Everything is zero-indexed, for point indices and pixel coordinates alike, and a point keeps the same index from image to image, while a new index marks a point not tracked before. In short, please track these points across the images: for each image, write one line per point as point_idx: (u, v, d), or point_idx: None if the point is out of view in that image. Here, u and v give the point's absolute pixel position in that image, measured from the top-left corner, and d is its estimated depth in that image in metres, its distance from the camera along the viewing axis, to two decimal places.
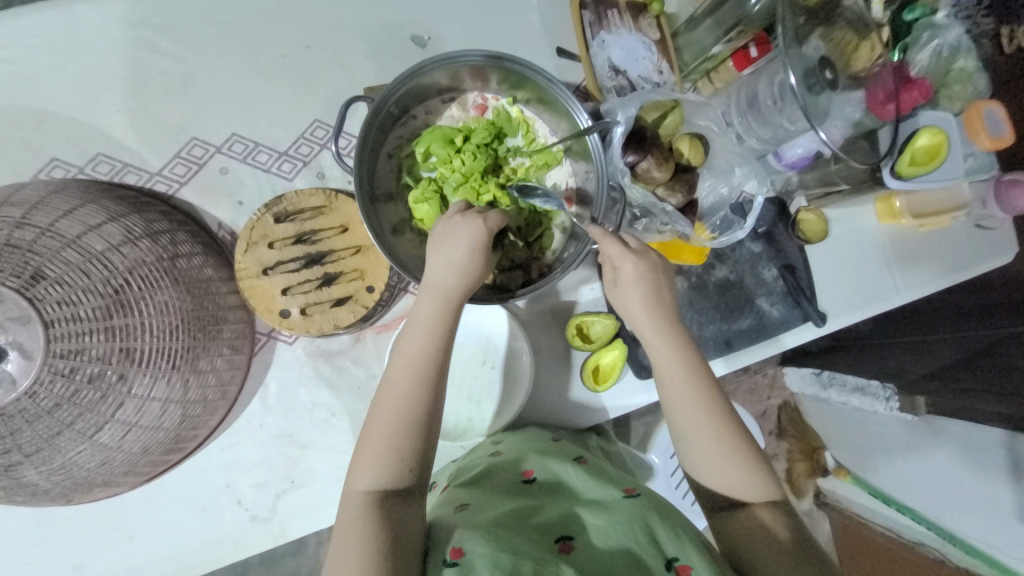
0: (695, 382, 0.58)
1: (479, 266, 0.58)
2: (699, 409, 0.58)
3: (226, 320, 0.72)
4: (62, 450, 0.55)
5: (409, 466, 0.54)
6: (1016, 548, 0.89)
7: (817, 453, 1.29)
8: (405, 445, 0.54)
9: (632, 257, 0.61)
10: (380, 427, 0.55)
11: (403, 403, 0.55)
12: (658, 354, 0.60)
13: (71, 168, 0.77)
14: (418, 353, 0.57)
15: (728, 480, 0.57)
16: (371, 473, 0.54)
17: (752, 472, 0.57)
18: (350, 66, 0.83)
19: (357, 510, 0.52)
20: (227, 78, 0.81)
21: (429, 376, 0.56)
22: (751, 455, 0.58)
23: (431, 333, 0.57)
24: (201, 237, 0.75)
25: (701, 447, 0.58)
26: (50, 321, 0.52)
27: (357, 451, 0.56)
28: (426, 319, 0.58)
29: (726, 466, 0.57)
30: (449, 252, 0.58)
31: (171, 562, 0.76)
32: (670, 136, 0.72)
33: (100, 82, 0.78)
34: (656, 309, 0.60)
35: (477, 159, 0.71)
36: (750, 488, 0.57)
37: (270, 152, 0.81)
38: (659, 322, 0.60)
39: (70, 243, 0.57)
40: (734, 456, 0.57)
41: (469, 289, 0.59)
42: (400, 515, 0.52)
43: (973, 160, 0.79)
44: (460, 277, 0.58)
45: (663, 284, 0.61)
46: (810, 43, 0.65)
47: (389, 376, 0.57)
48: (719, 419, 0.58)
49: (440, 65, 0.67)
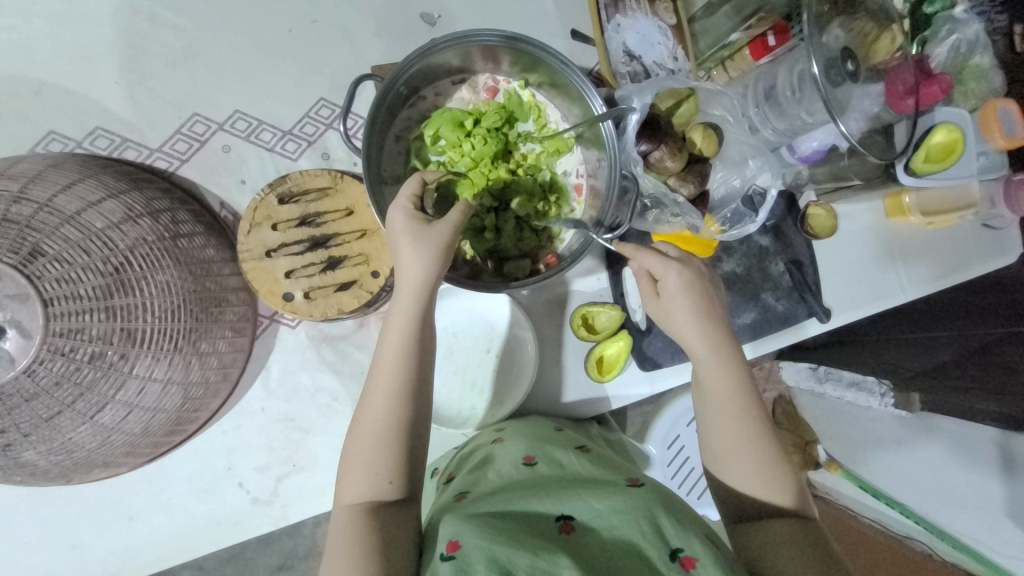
0: (737, 395, 0.58)
1: (430, 244, 0.56)
2: (736, 421, 0.58)
3: (228, 301, 0.70)
4: (61, 430, 0.55)
5: (389, 479, 0.54)
6: (1005, 544, 0.98)
7: (809, 446, 1.18)
8: (389, 455, 0.54)
9: (675, 267, 0.61)
10: (364, 440, 0.54)
11: (384, 413, 0.55)
12: (701, 360, 0.60)
13: (68, 142, 0.75)
14: (394, 361, 0.56)
15: (753, 487, 0.57)
16: (360, 487, 0.53)
17: (779, 479, 0.57)
18: (357, 43, 0.80)
19: (347, 522, 0.52)
20: (230, 53, 0.78)
21: (408, 378, 0.56)
22: (782, 465, 0.58)
23: (404, 334, 0.56)
24: (203, 217, 0.74)
25: (727, 449, 0.58)
26: (49, 299, 0.51)
27: (344, 467, 0.56)
28: (403, 320, 0.57)
29: (756, 474, 0.57)
30: (404, 242, 0.57)
31: (172, 543, 0.76)
32: (684, 125, 0.71)
33: (100, 53, 0.76)
34: (704, 317, 0.60)
35: (487, 144, 0.70)
36: (776, 495, 0.57)
37: (274, 131, 0.79)
38: (715, 339, 0.60)
39: (68, 220, 0.56)
40: (762, 463, 0.57)
41: (434, 279, 0.57)
42: (391, 518, 0.52)
43: (985, 159, 0.77)
44: (422, 266, 0.56)
45: (712, 296, 0.61)
46: (830, 32, 0.63)
47: (370, 389, 0.56)
48: (740, 411, 0.58)
49: (452, 44, 0.65)
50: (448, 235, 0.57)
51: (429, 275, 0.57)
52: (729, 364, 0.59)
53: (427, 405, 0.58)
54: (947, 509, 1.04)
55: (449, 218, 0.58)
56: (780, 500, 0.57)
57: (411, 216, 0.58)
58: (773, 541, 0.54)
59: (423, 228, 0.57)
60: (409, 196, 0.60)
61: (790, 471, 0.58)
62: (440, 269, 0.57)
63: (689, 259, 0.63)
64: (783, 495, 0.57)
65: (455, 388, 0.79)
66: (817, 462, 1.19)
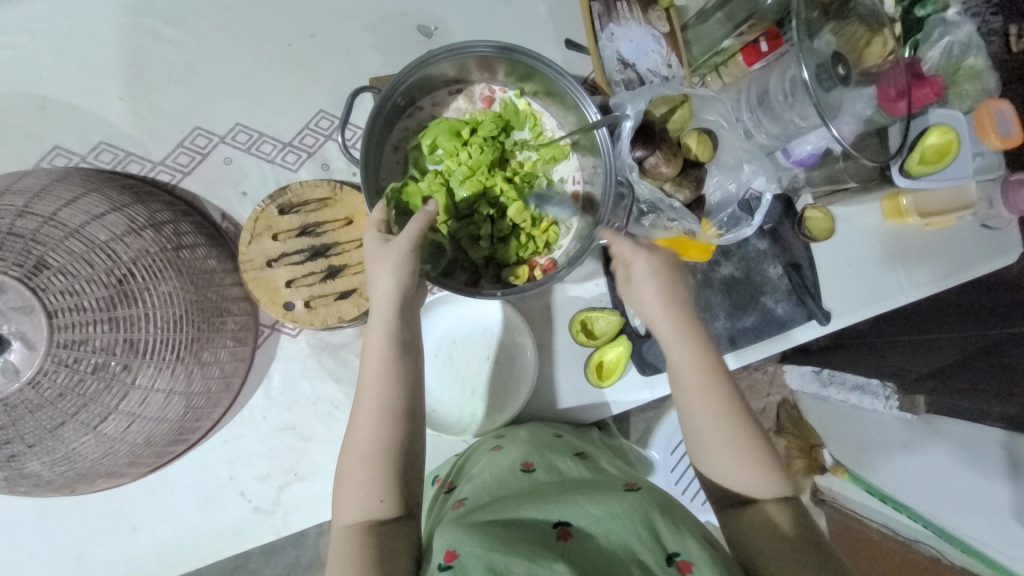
0: (720, 391, 0.58)
1: (395, 261, 0.57)
2: (710, 405, 0.58)
3: (230, 311, 0.71)
4: (65, 441, 0.55)
5: (381, 496, 0.54)
6: (1015, 547, 0.94)
7: (816, 450, 1.25)
8: (380, 474, 0.54)
9: (644, 252, 0.63)
10: (353, 459, 0.55)
11: (372, 433, 0.55)
12: (670, 345, 0.61)
13: (72, 156, 0.76)
14: (377, 381, 0.56)
15: (733, 472, 0.57)
16: (354, 505, 0.54)
17: (767, 470, 0.57)
18: (356, 55, 0.82)
19: (346, 543, 0.52)
20: (230, 66, 0.80)
21: (394, 394, 0.56)
22: (763, 450, 0.58)
23: (382, 350, 0.57)
24: (205, 228, 0.75)
25: (717, 447, 0.57)
26: (54, 311, 0.52)
27: (339, 487, 0.56)
28: (379, 336, 0.58)
29: (736, 459, 0.57)
30: (370, 259, 0.59)
31: (174, 553, 0.76)
32: (678, 131, 0.72)
33: (103, 70, 0.77)
34: (669, 301, 0.62)
35: (484, 152, 0.71)
36: (757, 480, 0.56)
37: (275, 143, 0.81)
38: (685, 324, 0.61)
39: (72, 233, 0.57)
40: (742, 447, 0.57)
41: (405, 291, 0.58)
42: (388, 534, 0.53)
43: (982, 159, 0.78)
44: (393, 282, 0.58)
45: (678, 279, 0.63)
46: (821, 38, 0.64)
47: (357, 411, 0.57)
48: (728, 407, 0.58)
49: (448, 55, 0.66)
50: (408, 249, 0.58)
51: (403, 290, 0.58)
52: (699, 355, 0.59)
53: (417, 422, 0.58)
54: (953, 512, 1.02)
55: (409, 229, 0.58)
56: (762, 487, 0.56)
57: (377, 236, 0.60)
58: (773, 540, 0.54)
59: (386, 246, 0.58)
60: (377, 222, 0.61)
61: (772, 457, 0.58)
62: (411, 284, 0.58)
63: (659, 246, 0.65)
64: (762, 480, 0.56)
65: (456, 394, 0.79)
66: (823, 467, 1.25)
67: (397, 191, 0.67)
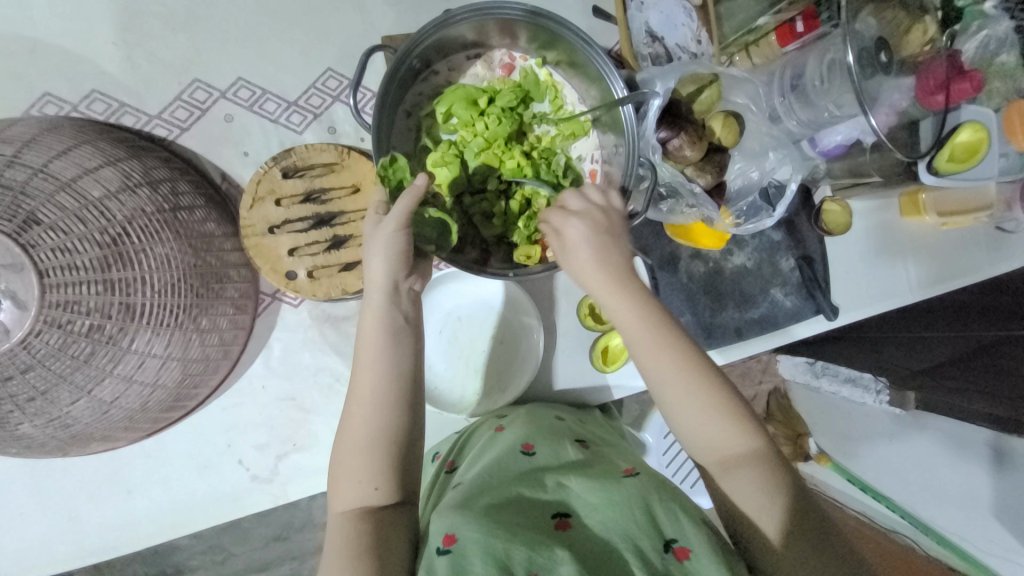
0: (663, 336, 0.55)
1: (383, 243, 0.56)
2: (662, 362, 0.55)
3: (230, 277, 0.68)
4: (57, 403, 0.53)
5: (376, 484, 0.53)
6: (989, 543, 0.95)
7: (801, 439, 1.23)
8: (374, 465, 0.54)
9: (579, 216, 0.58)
10: (348, 447, 0.55)
11: (364, 424, 0.55)
12: (619, 319, 0.57)
13: (63, 104, 0.72)
14: (371, 369, 0.56)
15: (706, 430, 0.55)
16: (350, 491, 0.53)
17: (731, 416, 0.55)
18: (367, 10, 0.77)
19: (342, 528, 0.51)
20: (232, 14, 0.74)
21: (388, 385, 0.55)
22: (725, 399, 0.55)
23: (376, 337, 0.56)
24: (204, 188, 0.71)
25: (676, 401, 0.55)
26: (45, 270, 0.49)
27: (335, 473, 0.55)
28: (374, 325, 0.56)
29: (700, 413, 0.55)
30: (365, 247, 0.57)
31: (170, 517, 0.76)
32: (704, 112, 0.69)
33: (95, 11, 0.72)
34: (609, 273, 0.57)
35: (502, 124, 0.67)
36: (728, 430, 0.55)
37: (279, 101, 0.76)
38: (630, 289, 0.57)
39: (65, 187, 0.54)
40: (701, 402, 0.54)
41: (396, 276, 0.57)
42: (382, 521, 0.52)
43: (1005, 160, 0.73)
44: (384, 265, 0.56)
45: (617, 238, 0.59)
46: (864, 20, 0.61)
47: (350, 401, 0.56)
48: (675, 356, 0.55)
49: (470, 15, 0.62)
50: (395, 228, 0.55)
51: (395, 273, 0.56)
52: (640, 307, 0.56)
53: (416, 411, 0.57)
54: (930, 502, 1.04)
55: (400, 207, 0.55)
56: (733, 434, 0.54)
57: (374, 217, 0.58)
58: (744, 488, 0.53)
59: (378, 226, 0.57)
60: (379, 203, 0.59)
61: (734, 404, 0.55)
62: (404, 269, 0.57)
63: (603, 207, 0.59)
64: (737, 429, 0.55)
65: (458, 373, 0.77)
66: (807, 454, 1.23)
67: (387, 166, 0.59)
